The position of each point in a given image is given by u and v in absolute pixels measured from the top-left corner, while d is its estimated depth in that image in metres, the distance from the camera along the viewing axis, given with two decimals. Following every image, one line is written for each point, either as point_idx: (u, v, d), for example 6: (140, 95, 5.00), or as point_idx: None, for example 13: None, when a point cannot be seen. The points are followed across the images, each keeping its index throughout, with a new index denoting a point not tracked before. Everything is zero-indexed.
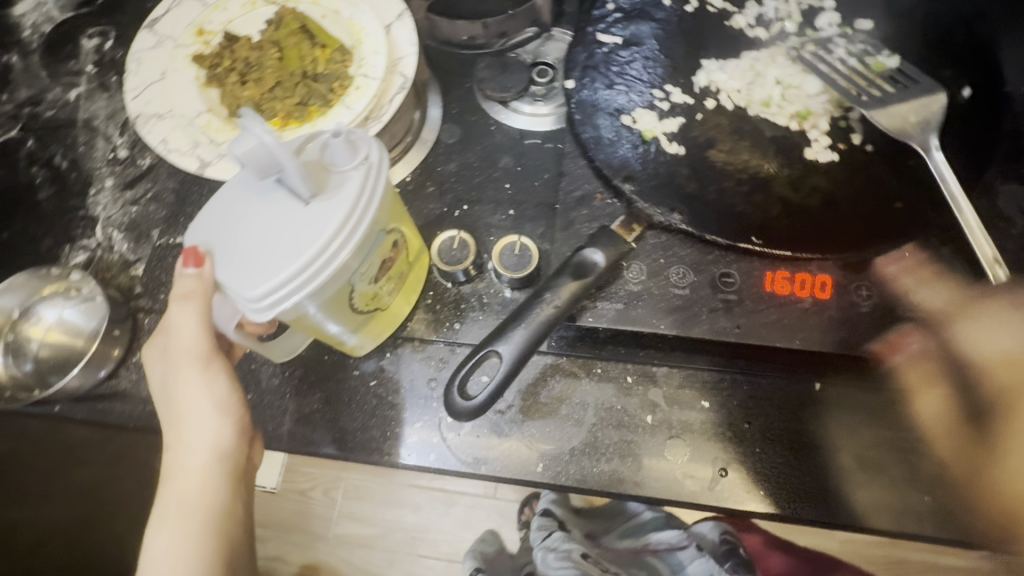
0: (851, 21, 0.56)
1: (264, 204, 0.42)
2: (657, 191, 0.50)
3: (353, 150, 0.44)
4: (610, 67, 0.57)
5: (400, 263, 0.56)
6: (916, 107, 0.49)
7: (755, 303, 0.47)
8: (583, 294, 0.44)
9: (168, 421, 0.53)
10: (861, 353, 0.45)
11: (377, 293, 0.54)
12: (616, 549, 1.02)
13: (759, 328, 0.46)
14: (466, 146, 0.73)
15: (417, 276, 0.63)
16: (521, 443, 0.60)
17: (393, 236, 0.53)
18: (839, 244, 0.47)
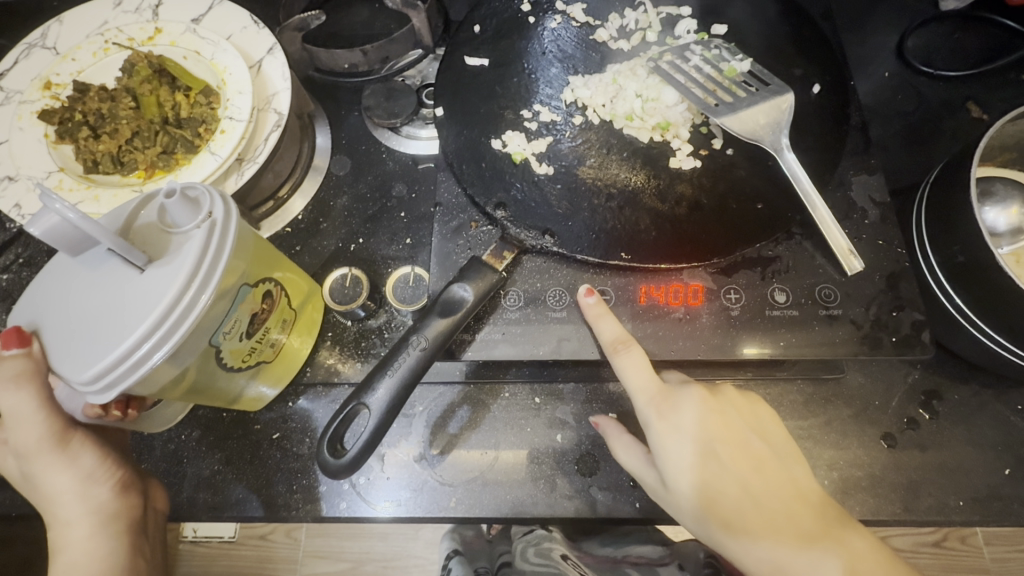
0: (708, 29, 0.58)
1: (96, 276, 0.40)
2: (529, 215, 0.50)
3: (193, 207, 0.42)
4: (479, 90, 0.56)
5: (278, 309, 0.54)
6: (766, 110, 0.50)
7: (631, 319, 0.47)
8: (453, 332, 0.44)
9: (39, 503, 0.48)
10: (737, 356, 0.46)
11: (255, 347, 0.52)
12: (599, 556, 0.68)
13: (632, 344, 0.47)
14: (358, 176, 0.71)
15: (310, 312, 0.61)
16: (434, 478, 0.59)
17: (263, 287, 0.51)
18: (703, 252, 0.48)
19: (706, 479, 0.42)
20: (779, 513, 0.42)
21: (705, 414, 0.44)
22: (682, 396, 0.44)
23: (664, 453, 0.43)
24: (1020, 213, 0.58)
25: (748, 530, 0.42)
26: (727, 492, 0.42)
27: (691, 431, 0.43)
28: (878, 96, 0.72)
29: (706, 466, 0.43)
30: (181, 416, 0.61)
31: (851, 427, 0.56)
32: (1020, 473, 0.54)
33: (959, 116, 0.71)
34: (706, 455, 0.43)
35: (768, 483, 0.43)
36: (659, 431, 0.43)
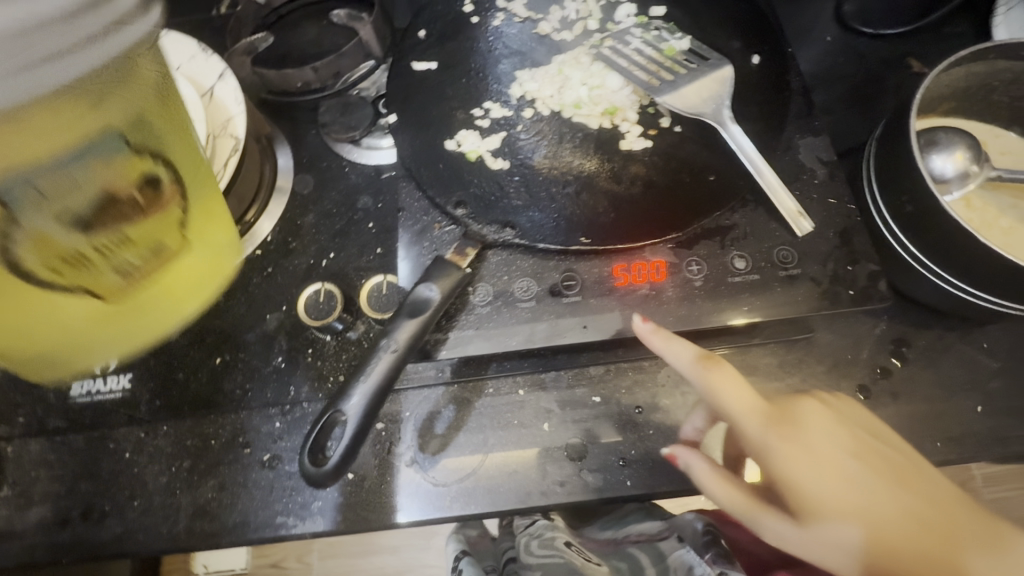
0: (646, 11, 0.59)
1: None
2: (488, 211, 0.51)
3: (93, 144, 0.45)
4: (429, 94, 0.57)
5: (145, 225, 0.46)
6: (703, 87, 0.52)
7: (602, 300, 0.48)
8: (424, 333, 0.44)
9: None
10: (704, 326, 0.47)
11: (84, 257, 0.44)
12: (600, 540, 0.71)
13: (604, 322, 0.48)
14: (323, 193, 0.72)
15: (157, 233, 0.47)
16: (428, 481, 0.59)
17: (145, 167, 0.43)
18: (662, 229, 0.49)
19: (816, 486, 0.47)
20: (914, 512, 0.47)
21: (826, 427, 0.49)
22: (772, 409, 0.50)
23: (796, 471, 0.47)
24: (965, 158, 0.60)
25: (867, 529, 0.46)
26: (858, 498, 0.47)
27: (816, 448, 0.48)
28: (820, 61, 0.75)
29: (818, 478, 0.47)
30: (171, 447, 0.62)
31: (828, 384, 0.57)
32: (991, 408, 0.56)
33: (897, 73, 0.74)
34: (831, 466, 0.48)
35: (873, 478, 0.48)
36: (783, 450, 0.48)
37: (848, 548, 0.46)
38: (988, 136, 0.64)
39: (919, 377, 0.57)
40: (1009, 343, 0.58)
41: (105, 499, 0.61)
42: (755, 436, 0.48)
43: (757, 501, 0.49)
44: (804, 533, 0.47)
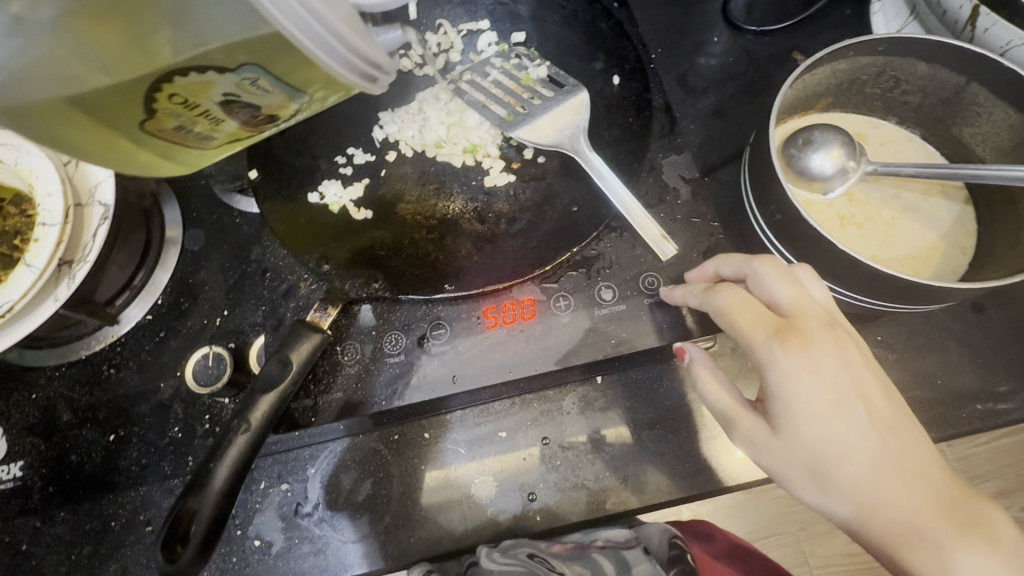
0: (508, 39, 0.61)
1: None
2: (353, 265, 0.50)
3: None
4: (295, 146, 0.56)
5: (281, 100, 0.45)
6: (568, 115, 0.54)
7: (467, 343, 0.52)
8: (283, 403, 0.44)
9: None
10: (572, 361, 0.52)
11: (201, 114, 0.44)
12: (564, 545, 0.55)
13: (471, 371, 0.52)
14: (213, 248, 0.69)
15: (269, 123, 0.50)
16: (336, 539, 0.58)
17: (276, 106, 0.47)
18: (527, 268, 0.48)
19: (838, 436, 0.40)
20: (919, 479, 0.41)
21: (856, 369, 0.42)
22: (818, 352, 0.40)
23: (794, 399, 0.40)
24: (841, 155, 0.58)
25: (870, 488, 0.40)
26: (856, 447, 0.40)
27: (832, 389, 0.40)
28: (714, 60, 0.74)
29: (816, 410, 0.40)
30: (70, 532, 0.59)
31: None
32: None
33: (787, 67, 0.73)
34: (839, 403, 0.40)
35: (907, 457, 0.41)
36: (787, 379, 0.40)
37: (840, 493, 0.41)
38: (867, 128, 0.64)
39: None
40: (893, 338, 0.60)
41: None
42: (756, 349, 0.40)
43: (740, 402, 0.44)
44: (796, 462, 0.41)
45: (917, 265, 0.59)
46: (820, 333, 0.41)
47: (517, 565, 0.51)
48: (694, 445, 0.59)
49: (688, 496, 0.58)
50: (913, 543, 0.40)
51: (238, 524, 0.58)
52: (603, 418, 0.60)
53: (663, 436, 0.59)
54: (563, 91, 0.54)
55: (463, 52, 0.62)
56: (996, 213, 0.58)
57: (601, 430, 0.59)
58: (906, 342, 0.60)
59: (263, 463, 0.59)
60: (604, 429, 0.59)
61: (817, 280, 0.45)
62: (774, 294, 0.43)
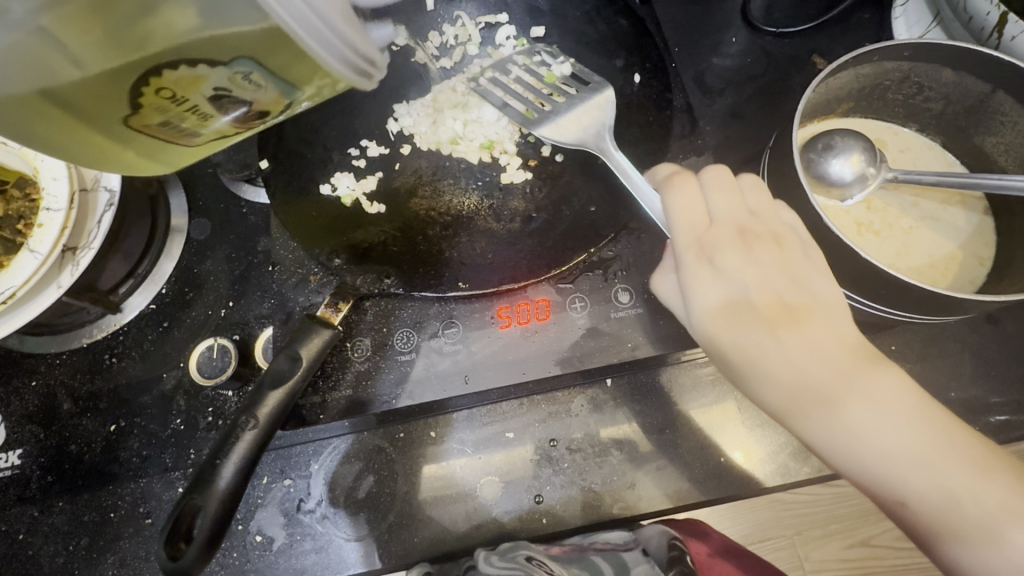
0: (527, 33, 0.60)
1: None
2: (364, 260, 0.49)
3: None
4: (309, 135, 0.55)
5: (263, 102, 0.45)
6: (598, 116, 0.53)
7: (482, 343, 0.53)
8: (291, 401, 0.43)
9: None
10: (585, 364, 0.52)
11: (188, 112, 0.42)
12: (563, 547, 0.54)
13: (484, 372, 0.52)
14: (220, 237, 0.68)
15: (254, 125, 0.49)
16: (338, 537, 0.57)
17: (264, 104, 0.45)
18: (543, 268, 0.47)
19: (738, 323, 0.41)
20: (836, 371, 0.39)
21: (767, 263, 0.42)
22: (721, 254, 0.42)
23: (693, 291, 0.42)
24: (861, 161, 0.57)
25: (772, 371, 0.40)
26: (757, 335, 0.41)
27: (731, 280, 0.42)
28: (733, 61, 0.73)
29: (716, 300, 0.42)
30: (67, 522, 0.58)
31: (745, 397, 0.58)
32: None
33: (806, 70, 0.72)
34: (738, 294, 0.41)
35: (840, 352, 0.40)
36: (687, 272, 0.43)
37: (763, 383, 0.41)
38: (887, 134, 0.63)
39: None
40: (907, 346, 0.60)
41: None
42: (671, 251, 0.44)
43: (680, 297, 0.45)
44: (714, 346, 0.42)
45: (934, 275, 0.58)
46: (736, 236, 0.42)
47: (512, 566, 0.50)
48: (704, 451, 0.58)
49: (696, 502, 0.57)
50: (820, 425, 0.39)
51: (239, 518, 0.57)
52: (612, 422, 0.59)
53: (673, 441, 0.58)
54: (584, 85, 0.52)
55: (481, 45, 0.61)
56: (1018, 225, 0.57)
57: (609, 433, 0.58)
58: (920, 352, 0.60)
59: (268, 457, 0.59)
60: (613, 432, 0.58)
61: (756, 188, 0.45)
62: (707, 200, 0.44)
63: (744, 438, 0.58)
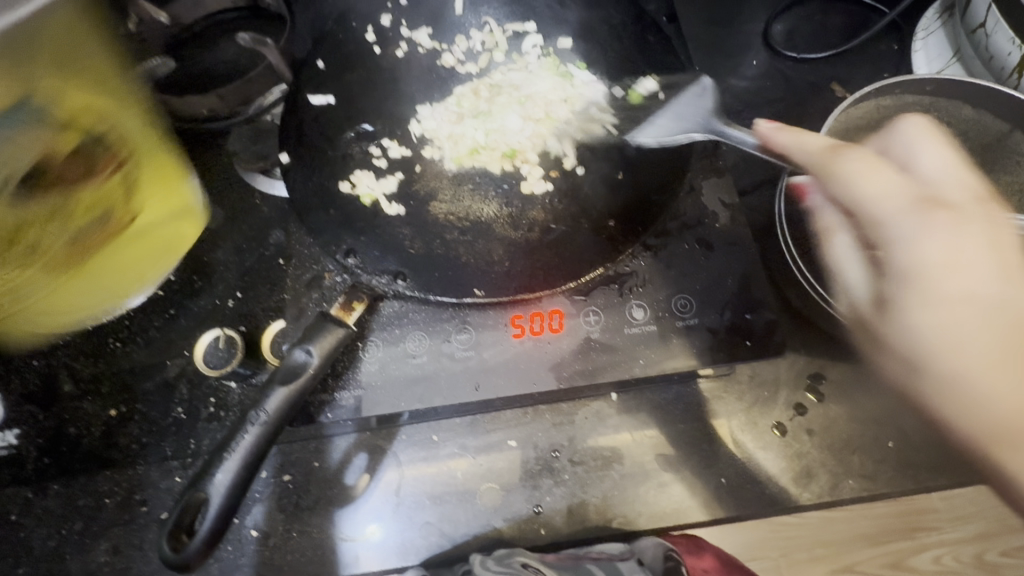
0: (554, 44, 0.61)
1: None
2: (378, 260, 0.49)
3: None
4: (333, 127, 0.56)
5: (149, 196, 0.56)
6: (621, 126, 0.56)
7: (504, 348, 0.53)
8: (300, 399, 0.43)
9: None
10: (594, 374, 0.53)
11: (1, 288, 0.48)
12: (558, 555, 0.55)
13: (499, 383, 0.52)
14: (233, 227, 0.68)
15: (151, 213, 0.57)
16: (335, 536, 0.57)
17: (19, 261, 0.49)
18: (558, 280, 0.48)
19: (957, 313, 0.42)
20: None
21: (985, 245, 0.43)
22: (941, 226, 0.43)
23: (916, 261, 0.43)
24: None
25: (991, 350, 0.41)
26: (977, 334, 0.41)
27: (957, 264, 0.43)
28: (753, 85, 0.73)
29: (967, 274, 0.42)
30: (61, 508, 0.58)
31: (749, 418, 0.59)
32: (903, 444, 0.57)
33: (823, 98, 0.73)
34: (973, 272, 0.42)
35: None
36: (925, 235, 0.43)
37: (953, 392, 0.42)
38: None
39: (822, 416, 0.58)
40: None
41: None
42: (883, 214, 0.45)
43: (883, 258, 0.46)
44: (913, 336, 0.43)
45: None
46: (943, 212, 0.44)
47: (509, 573, 0.51)
48: (705, 470, 0.58)
49: (696, 521, 0.57)
50: (989, 444, 0.41)
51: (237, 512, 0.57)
52: (615, 436, 0.59)
53: (675, 458, 0.58)
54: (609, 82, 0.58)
55: (507, 52, 0.61)
56: None
57: (610, 447, 0.58)
58: None
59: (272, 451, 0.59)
60: (617, 448, 0.58)
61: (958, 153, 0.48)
62: (914, 160, 0.47)
63: (745, 459, 0.58)
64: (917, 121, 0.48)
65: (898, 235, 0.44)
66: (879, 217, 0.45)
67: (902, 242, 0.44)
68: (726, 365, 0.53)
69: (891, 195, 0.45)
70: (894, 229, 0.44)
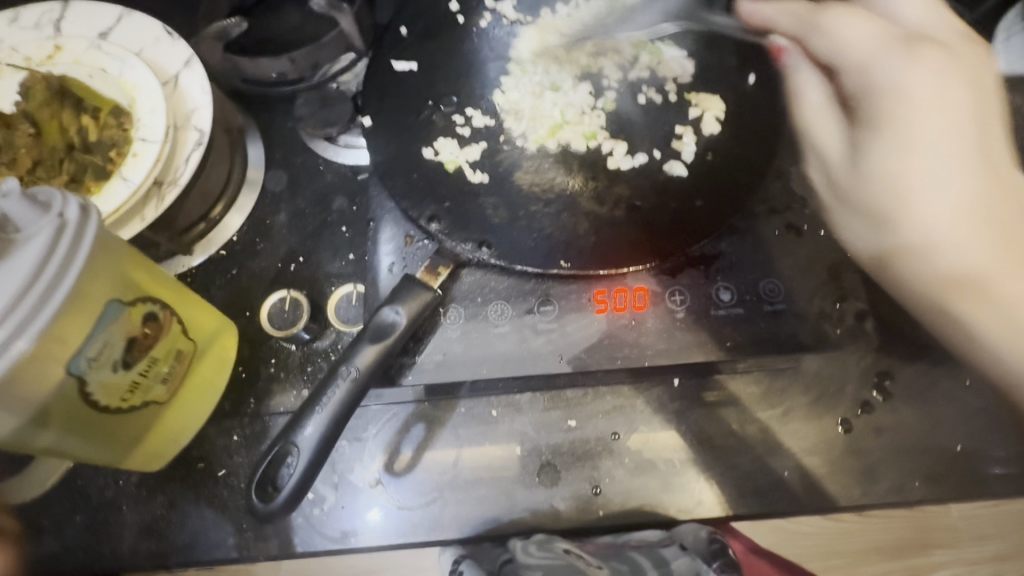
0: (641, 20, 0.63)
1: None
2: (462, 227, 0.51)
3: (40, 208, 0.40)
4: (419, 96, 0.57)
5: (205, 358, 0.55)
6: (707, 123, 0.56)
7: (587, 315, 0.55)
8: (387, 357, 0.45)
9: None
10: (661, 348, 0.55)
11: (138, 381, 0.48)
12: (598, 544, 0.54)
13: (577, 354, 0.55)
14: (296, 191, 0.67)
15: (206, 381, 0.56)
16: (391, 504, 0.56)
17: (142, 307, 0.47)
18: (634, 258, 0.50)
19: (919, 74, 0.42)
20: (949, 147, 0.41)
21: (955, 94, 0.42)
22: (924, 55, 0.42)
23: (910, 96, 0.42)
24: None
25: (920, 172, 0.42)
26: (935, 117, 0.42)
27: (943, 100, 0.42)
28: None
29: (909, 111, 0.42)
30: (119, 458, 0.58)
31: (815, 414, 0.57)
32: (971, 448, 0.56)
33: None
34: (941, 87, 0.42)
35: (964, 179, 0.41)
36: (902, 65, 0.42)
37: (920, 251, 0.42)
38: None
39: (889, 415, 0.57)
40: None
41: (45, 512, 0.57)
42: (821, 45, 0.46)
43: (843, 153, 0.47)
44: (873, 191, 0.44)
45: None
46: (902, 40, 0.43)
47: (553, 558, 0.50)
48: (768, 463, 0.57)
49: (756, 513, 0.56)
50: (937, 243, 0.41)
51: None
52: (676, 424, 0.58)
53: (737, 449, 0.57)
54: (697, 55, 0.60)
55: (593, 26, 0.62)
56: None
57: (671, 433, 0.58)
58: None
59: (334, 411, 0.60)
60: (678, 435, 0.57)
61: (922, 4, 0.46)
62: (897, 10, 0.46)
63: (808, 455, 0.57)
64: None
65: (868, 61, 0.44)
66: (865, 63, 0.44)
67: (876, 66, 0.43)
68: (787, 354, 0.55)
69: (873, 43, 0.44)
70: (869, 65, 0.44)
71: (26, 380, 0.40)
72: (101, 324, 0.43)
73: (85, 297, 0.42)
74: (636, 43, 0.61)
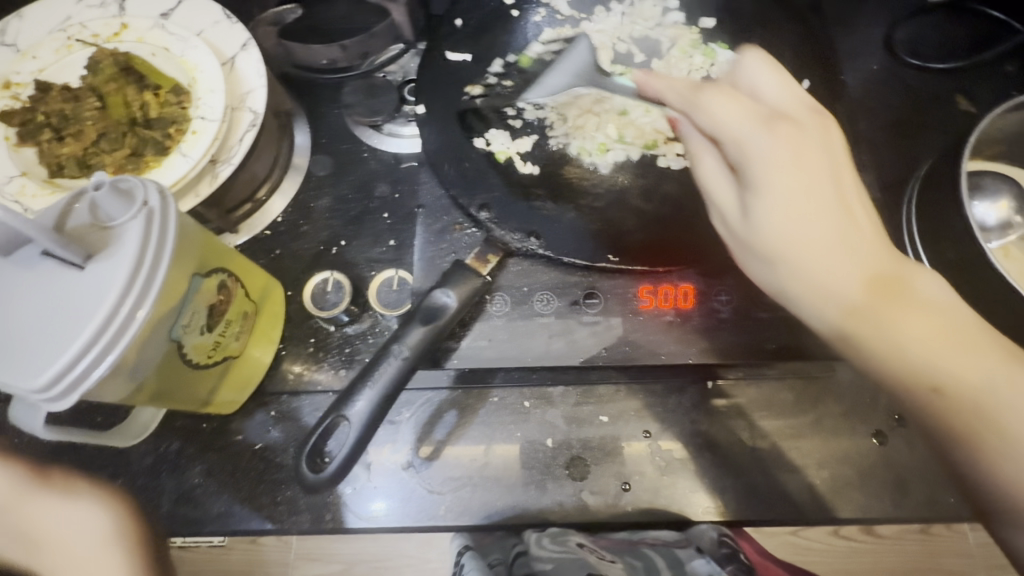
0: (696, 23, 0.65)
1: (30, 280, 0.37)
2: (512, 216, 0.52)
3: (126, 199, 0.40)
4: (469, 89, 0.58)
5: (263, 314, 0.58)
6: None
7: (628, 317, 0.56)
8: (435, 338, 0.46)
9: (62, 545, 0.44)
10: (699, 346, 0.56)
11: (219, 340, 0.50)
12: (613, 539, 0.55)
13: (620, 348, 0.55)
14: (339, 176, 0.68)
15: (265, 336, 0.59)
16: (421, 487, 0.57)
17: (216, 278, 0.48)
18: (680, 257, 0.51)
19: (783, 153, 0.38)
20: (814, 236, 0.37)
21: (781, 160, 0.37)
22: (759, 134, 0.38)
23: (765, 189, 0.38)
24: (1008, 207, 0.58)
25: (804, 248, 0.38)
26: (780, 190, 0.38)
27: (793, 205, 0.38)
28: (871, 88, 0.71)
29: (778, 190, 0.37)
30: (160, 426, 0.59)
31: (849, 424, 0.57)
32: None
33: (944, 110, 0.70)
34: (787, 162, 0.38)
35: (844, 280, 0.37)
36: (757, 144, 0.38)
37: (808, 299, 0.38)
38: None
39: None
40: None
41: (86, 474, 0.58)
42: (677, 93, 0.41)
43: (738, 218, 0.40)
44: (755, 247, 0.39)
45: None
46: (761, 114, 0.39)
47: (567, 552, 0.52)
48: (800, 470, 0.56)
49: (785, 520, 0.55)
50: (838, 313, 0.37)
51: None
52: (708, 426, 0.58)
53: (769, 454, 0.57)
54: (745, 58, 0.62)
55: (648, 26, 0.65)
56: None
57: (703, 435, 0.57)
58: None
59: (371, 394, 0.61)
60: (710, 437, 0.57)
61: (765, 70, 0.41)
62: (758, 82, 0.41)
63: (841, 465, 0.56)
64: (756, 50, 0.41)
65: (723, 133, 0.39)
66: (740, 140, 0.38)
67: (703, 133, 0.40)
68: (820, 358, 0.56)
69: (740, 112, 0.39)
70: (729, 137, 0.39)
71: (137, 354, 0.41)
72: (191, 294, 0.45)
73: (174, 275, 0.43)
74: (688, 44, 0.63)
